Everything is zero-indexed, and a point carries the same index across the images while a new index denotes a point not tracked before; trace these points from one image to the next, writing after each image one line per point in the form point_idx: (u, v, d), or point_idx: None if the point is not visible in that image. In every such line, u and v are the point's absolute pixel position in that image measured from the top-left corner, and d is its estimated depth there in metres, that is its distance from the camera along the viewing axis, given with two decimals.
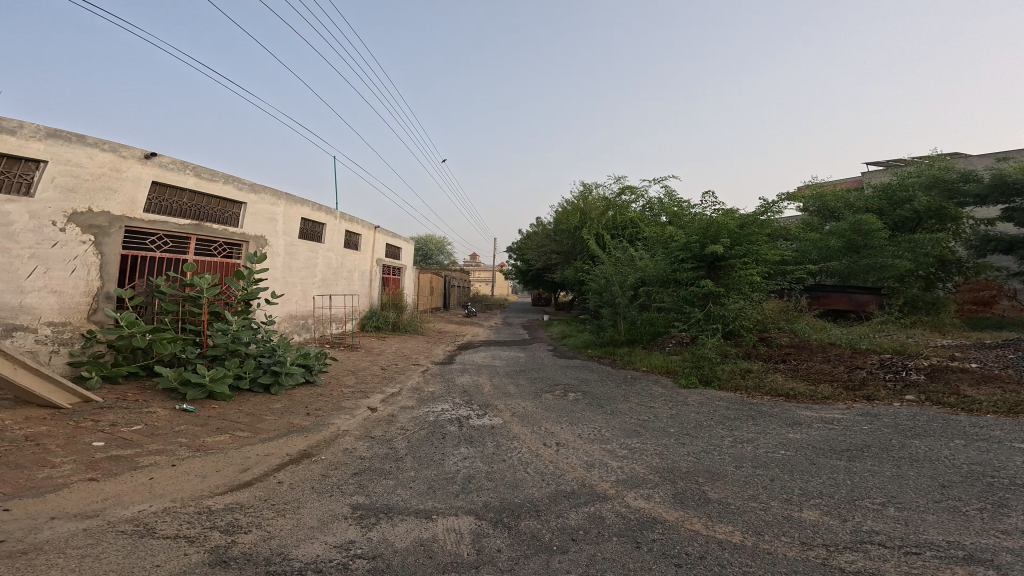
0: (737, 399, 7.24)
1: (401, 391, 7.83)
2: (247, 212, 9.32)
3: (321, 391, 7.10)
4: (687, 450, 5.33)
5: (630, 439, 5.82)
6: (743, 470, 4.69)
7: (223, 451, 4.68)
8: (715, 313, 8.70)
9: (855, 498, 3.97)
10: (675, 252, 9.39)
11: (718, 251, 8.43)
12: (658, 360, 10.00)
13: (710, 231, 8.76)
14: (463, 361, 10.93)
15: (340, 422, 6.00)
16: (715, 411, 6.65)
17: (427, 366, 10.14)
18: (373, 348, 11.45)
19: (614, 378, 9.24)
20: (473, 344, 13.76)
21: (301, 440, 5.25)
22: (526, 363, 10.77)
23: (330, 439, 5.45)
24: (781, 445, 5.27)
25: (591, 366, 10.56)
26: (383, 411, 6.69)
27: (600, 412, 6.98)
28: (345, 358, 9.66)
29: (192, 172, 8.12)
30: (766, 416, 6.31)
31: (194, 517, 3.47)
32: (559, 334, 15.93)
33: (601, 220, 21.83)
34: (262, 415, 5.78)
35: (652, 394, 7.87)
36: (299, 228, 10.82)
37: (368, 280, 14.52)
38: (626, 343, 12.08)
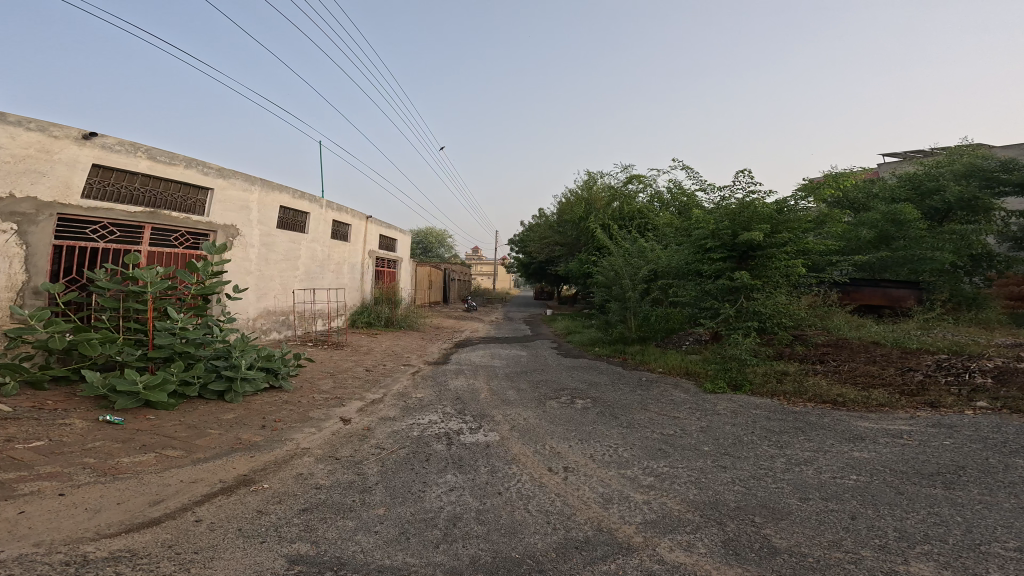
0: (776, 407, 6.18)
1: (384, 398, 6.82)
2: (215, 199, 8.25)
3: (289, 399, 6.09)
4: (730, 477, 4.27)
5: (656, 462, 4.76)
6: (810, 505, 3.64)
7: (137, 475, 3.78)
8: (749, 310, 7.41)
9: (980, 543, 2.93)
10: (700, 241, 8.14)
11: (755, 240, 7.13)
12: (677, 361, 8.90)
13: (743, 218, 7.50)
14: (458, 361, 9.87)
15: (302, 438, 4.99)
16: (753, 423, 5.58)
17: (419, 367, 9.10)
18: (361, 346, 10.44)
19: (628, 381, 8.15)
20: (471, 342, 12.73)
21: (246, 462, 4.27)
22: (528, 363, 9.73)
23: (284, 460, 4.46)
24: (849, 469, 4.20)
25: (601, 366, 9.51)
26: (359, 424, 5.67)
27: (615, 426, 5.91)
28: (327, 358, 8.63)
29: (145, 155, 7.06)
30: (819, 430, 5.23)
31: (55, 571, 2.57)
32: (563, 330, 14.87)
33: (607, 210, 20.62)
34: (205, 429, 4.79)
35: (674, 401, 6.80)
36: (277, 217, 9.69)
37: (360, 274, 13.44)
38: (638, 341, 10.99)
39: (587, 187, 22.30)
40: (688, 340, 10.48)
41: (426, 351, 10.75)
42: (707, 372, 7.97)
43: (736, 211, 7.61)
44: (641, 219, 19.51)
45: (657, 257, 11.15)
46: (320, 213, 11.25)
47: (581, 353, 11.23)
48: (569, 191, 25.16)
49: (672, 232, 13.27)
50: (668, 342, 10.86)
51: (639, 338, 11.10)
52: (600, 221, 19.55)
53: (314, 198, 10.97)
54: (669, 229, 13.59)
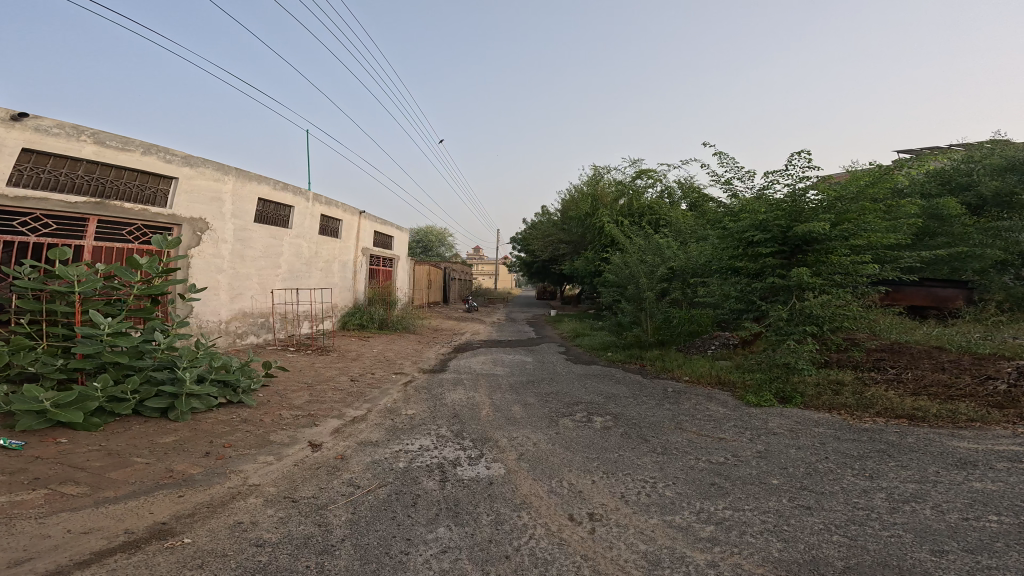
0: (841, 424, 5.17)
1: (367, 417, 5.78)
2: (180, 189, 7.22)
3: (248, 418, 5.05)
4: (821, 522, 3.30)
5: (713, 504, 3.71)
6: (951, 560, 2.71)
7: (9, 521, 2.82)
8: (802, 311, 5.98)
9: None
10: (740, 233, 6.62)
11: (816, 232, 5.74)
12: (706, 368, 7.83)
13: (797, 207, 6.05)
14: (457, 368, 8.81)
15: (252, 471, 3.97)
16: (827, 446, 4.59)
17: (413, 376, 8.04)
18: (349, 350, 9.40)
19: (652, 393, 7.09)
20: (472, 346, 11.67)
21: (174, 502, 3.29)
22: (535, 372, 8.68)
23: (222, 502, 3.42)
24: (979, 506, 3.29)
25: (616, 375, 8.47)
26: (331, 452, 4.63)
27: (648, 453, 4.86)
28: (307, 366, 7.58)
29: (91, 139, 6.08)
30: (910, 453, 4.31)
31: None
32: (571, 332, 13.79)
33: (614, 207, 19.32)
34: (129, 458, 3.78)
35: (713, 417, 5.74)
36: (255, 211, 8.64)
37: (352, 272, 12.31)
38: (656, 345, 9.94)
39: (594, 182, 21.18)
40: (715, 346, 9.37)
41: (422, 357, 9.70)
42: (748, 382, 6.91)
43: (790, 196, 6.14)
44: (651, 215, 18.37)
45: (680, 254, 9.97)
46: (305, 207, 10.15)
47: (593, 359, 10.16)
48: (574, 188, 24.03)
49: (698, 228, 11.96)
50: (692, 348, 9.74)
51: (658, 342, 10.01)
52: (608, 218, 18.43)
53: (298, 191, 9.89)
54: (694, 227, 12.33)
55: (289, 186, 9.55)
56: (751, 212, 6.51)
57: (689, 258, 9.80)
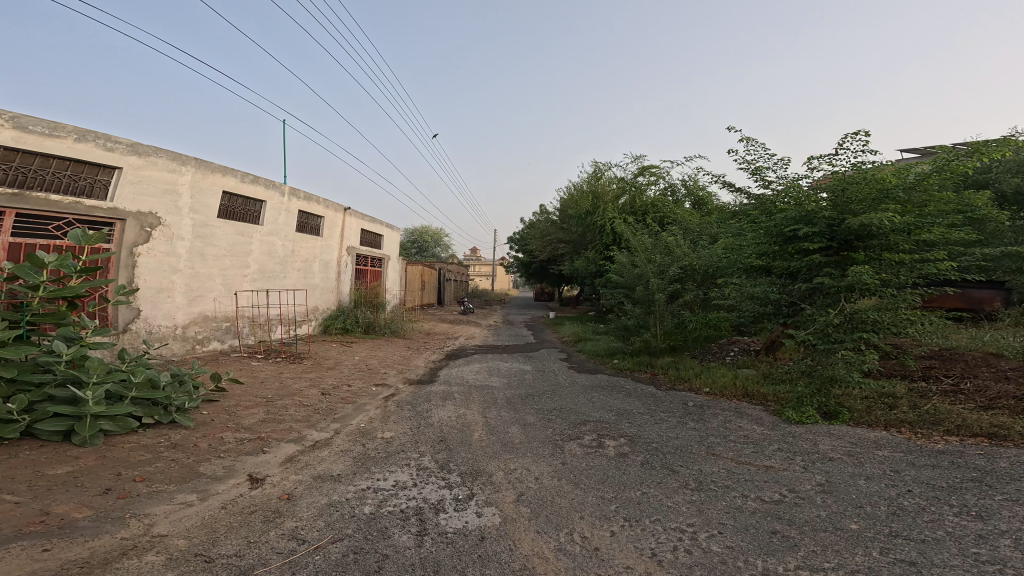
0: (909, 445, 4.35)
1: (334, 440, 4.85)
2: (125, 180, 6.29)
3: (179, 443, 4.15)
4: None
5: (779, 563, 2.79)
6: None
7: None
8: (855, 316, 4.96)
9: None
10: (776, 226, 5.59)
11: (876, 226, 4.77)
12: (730, 379, 6.92)
13: (849, 195, 5.01)
14: (447, 379, 7.86)
15: (160, 519, 3.10)
16: (911, 474, 3.75)
17: (397, 388, 7.10)
18: (327, 356, 8.45)
19: (674, 408, 6.19)
20: (466, 352, 10.73)
21: (28, 560, 2.51)
22: (535, 382, 7.76)
23: (103, 561, 2.61)
24: None
25: (626, 385, 7.56)
26: (275, 490, 3.69)
27: (680, 489, 3.94)
28: (273, 377, 6.62)
29: (10, 124, 5.21)
30: (1015, 482, 3.43)
31: None
32: (572, 336, 12.87)
33: (615, 205, 18.34)
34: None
35: (751, 440, 4.84)
36: (218, 205, 7.68)
37: (336, 272, 11.26)
38: (667, 351, 9.04)
39: (593, 179, 20.19)
40: (735, 353, 8.44)
41: (410, 365, 8.74)
42: (785, 395, 6.05)
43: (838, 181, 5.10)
44: (654, 213, 17.40)
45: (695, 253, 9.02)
46: (280, 203, 9.18)
47: (598, 366, 9.25)
48: (573, 186, 23.02)
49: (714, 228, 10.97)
50: (709, 355, 8.79)
51: (670, 348, 9.08)
52: (610, 216, 17.45)
53: (271, 184, 8.92)
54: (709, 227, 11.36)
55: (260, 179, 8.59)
56: (799, 218, 5.32)
57: (708, 258, 8.88)
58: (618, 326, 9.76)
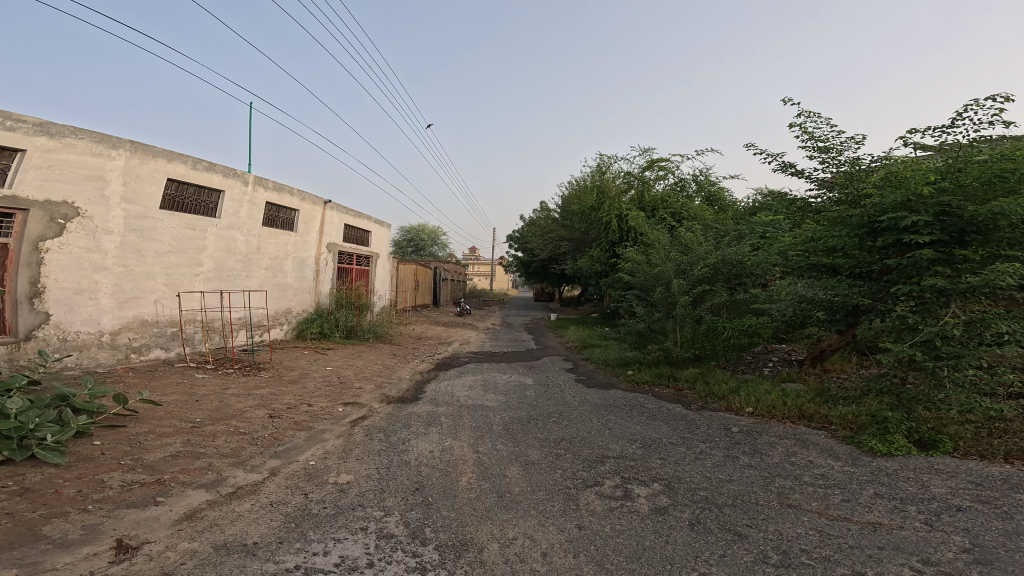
0: None
1: (267, 487, 3.63)
2: (30, 165, 5.23)
3: (31, 489, 3.04)
4: None
5: None
6: None
7: None
8: (977, 324, 3.79)
9: None
10: (864, 214, 4.53)
11: (1013, 213, 3.61)
12: (778, 397, 5.69)
13: (969, 174, 3.86)
14: (434, 396, 6.63)
15: None
16: None
17: (370, 409, 5.86)
18: (293, 366, 7.22)
19: (718, 436, 4.96)
20: (458, 360, 9.49)
21: None
22: (538, 400, 6.55)
23: None
24: None
25: (648, 404, 6.35)
26: (146, 569, 2.50)
27: (757, 568, 2.75)
28: (214, 393, 5.39)
29: None
30: None
31: None
32: (579, 341, 11.59)
33: (621, 200, 16.97)
34: None
35: (833, 482, 3.72)
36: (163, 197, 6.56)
37: (314, 271, 10.01)
38: (691, 362, 7.77)
39: (598, 173, 18.77)
40: (774, 366, 7.19)
41: (391, 377, 7.49)
42: (857, 420, 4.82)
43: (974, 155, 3.99)
44: (664, 208, 16.01)
45: (726, 249, 7.77)
46: (242, 194, 8.01)
47: (610, 378, 8.01)
48: (576, 181, 21.64)
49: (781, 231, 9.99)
50: (743, 367, 7.53)
51: (694, 359, 7.83)
52: (616, 212, 16.10)
53: (230, 173, 7.73)
54: (773, 223, 10.50)
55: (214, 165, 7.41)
56: (900, 200, 4.11)
57: (742, 255, 7.67)
58: (631, 333, 8.52)
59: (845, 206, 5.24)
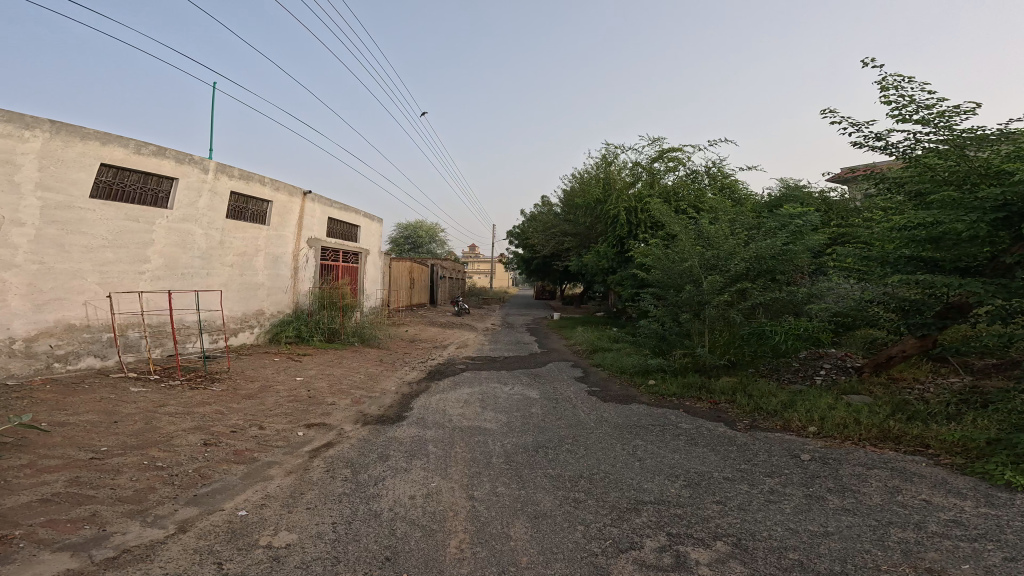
0: None
1: (169, 551, 2.58)
2: None
3: None
4: None
5: None
6: None
7: None
8: None
9: None
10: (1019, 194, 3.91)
11: None
12: (847, 415, 4.70)
13: None
14: (422, 415, 5.54)
15: None
16: None
17: (340, 432, 4.80)
18: (257, 376, 6.16)
19: (789, 467, 3.94)
20: (454, 367, 8.41)
21: None
22: (545, 420, 5.49)
23: None
24: None
25: (683, 422, 5.32)
26: None
27: None
28: (141, 413, 4.34)
29: None
30: None
31: None
32: (588, 344, 10.49)
33: (629, 191, 15.80)
34: None
35: (977, 532, 2.81)
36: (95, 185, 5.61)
37: (292, 269, 8.89)
38: (723, 370, 6.69)
39: (603, 164, 17.52)
40: (828, 375, 6.07)
41: (373, 390, 6.39)
42: (968, 444, 3.90)
43: None
44: (678, 200, 14.76)
45: (758, 243, 6.81)
46: (200, 183, 6.97)
47: (627, 388, 6.93)
48: (580, 174, 20.43)
49: (813, 229, 9.97)
50: (792, 374, 6.37)
51: (730, 368, 6.68)
52: (624, 205, 14.95)
53: (184, 158, 6.68)
54: (802, 216, 10.15)
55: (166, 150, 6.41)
56: None
57: (778, 250, 6.72)
58: (652, 337, 7.45)
59: (946, 188, 4.51)
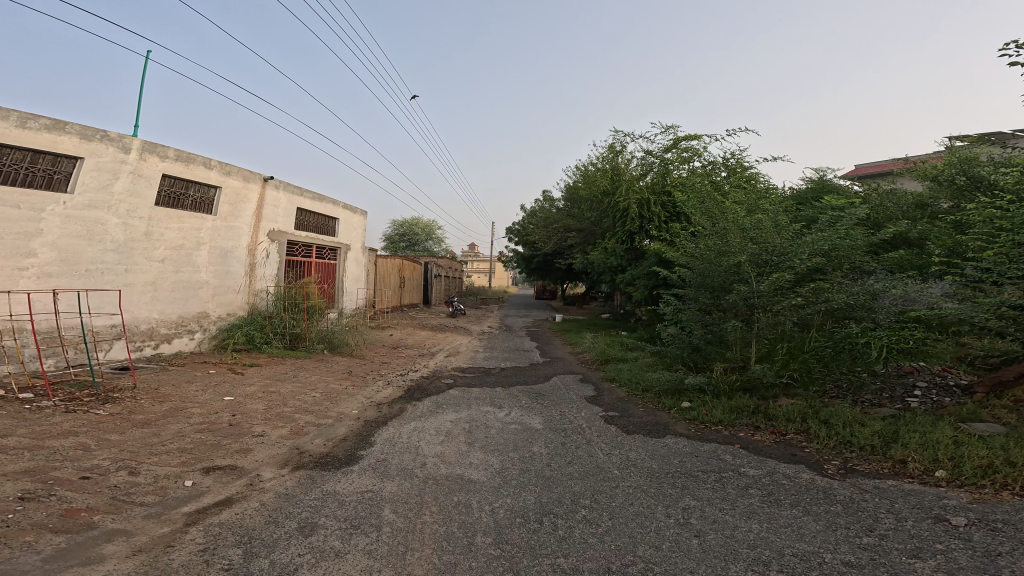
0: None
1: None
2: None
3: None
4: None
5: None
6: None
7: None
8: None
9: None
10: None
11: None
12: (991, 453, 3.40)
13: None
14: (384, 458, 4.09)
15: None
16: None
17: (256, 481, 3.43)
18: (173, 393, 4.83)
19: (943, 542, 2.59)
20: (438, 381, 6.95)
21: None
22: (554, 467, 4.05)
23: None
24: None
25: (741, 463, 3.96)
26: None
27: None
28: None
29: None
30: None
31: None
32: (599, 351, 9.01)
33: (641, 182, 14.16)
34: None
35: None
36: None
37: (247, 265, 7.43)
38: (776, 393, 5.27)
39: (612, 154, 15.82)
40: (927, 397, 4.75)
41: (325, 414, 4.97)
42: None
43: None
44: None
45: (814, 237, 5.49)
46: (117, 164, 5.60)
47: (653, 413, 5.50)
48: (586, 168, 18.82)
49: (862, 225, 8.69)
50: (875, 396, 4.99)
51: (790, 389, 5.25)
52: (637, 197, 13.36)
53: (95, 134, 5.37)
54: (845, 209, 8.83)
55: (66, 127, 5.15)
56: None
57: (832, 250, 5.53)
58: (685, 348, 6.06)
59: None
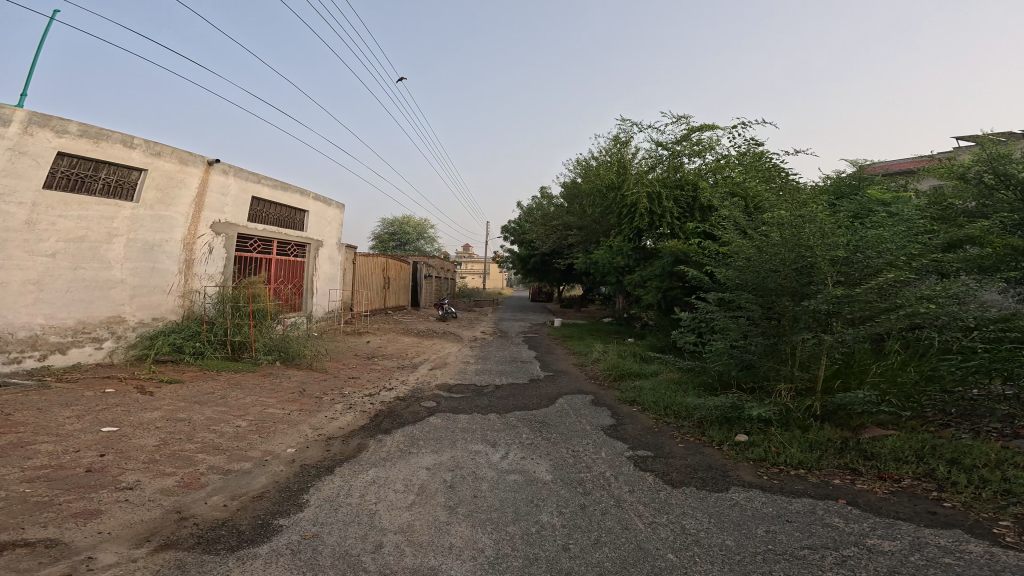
0: None
1: None
2: None
3: None
4: None
5: None
6: None
7: None
8: None
9: None
10: None
11: None
12: None
13: None
14: (314, 533, 2.71)
15: None
16: None
17: (79, 564, 2.13)
18: (24, 419, 3.49)
19: None
20: (415, 404, 5.57)
21: None
22: (581, 550, 2.74)
23: None
24: None
25: (856, 534, 2.67)
26: None
27: None
28: None
29: None
30: None
31: None
32: (611, 364, 7.68)
33: (650, 175, 12.90)
34: None
35: None
36: None
37: (182, 262, 6.02)
38: (859, 425, 4.04)
39: (618, 147, 14.52)
40: None
41: (244, 455, 3.58)
42: None
43: None
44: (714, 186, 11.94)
45: (898, 228, 4.29)
46: None
47: (697, 451, 4.20)
48: (588, 162, 17.53)
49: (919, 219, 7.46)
50: (1004, 425, 3.85)
51: (880, 416, 4.08)
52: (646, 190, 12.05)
53: None
54: (897, 201, 7.62)
55: None
56: None
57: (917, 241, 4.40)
58: (731, 364, 4.83)
59: None
